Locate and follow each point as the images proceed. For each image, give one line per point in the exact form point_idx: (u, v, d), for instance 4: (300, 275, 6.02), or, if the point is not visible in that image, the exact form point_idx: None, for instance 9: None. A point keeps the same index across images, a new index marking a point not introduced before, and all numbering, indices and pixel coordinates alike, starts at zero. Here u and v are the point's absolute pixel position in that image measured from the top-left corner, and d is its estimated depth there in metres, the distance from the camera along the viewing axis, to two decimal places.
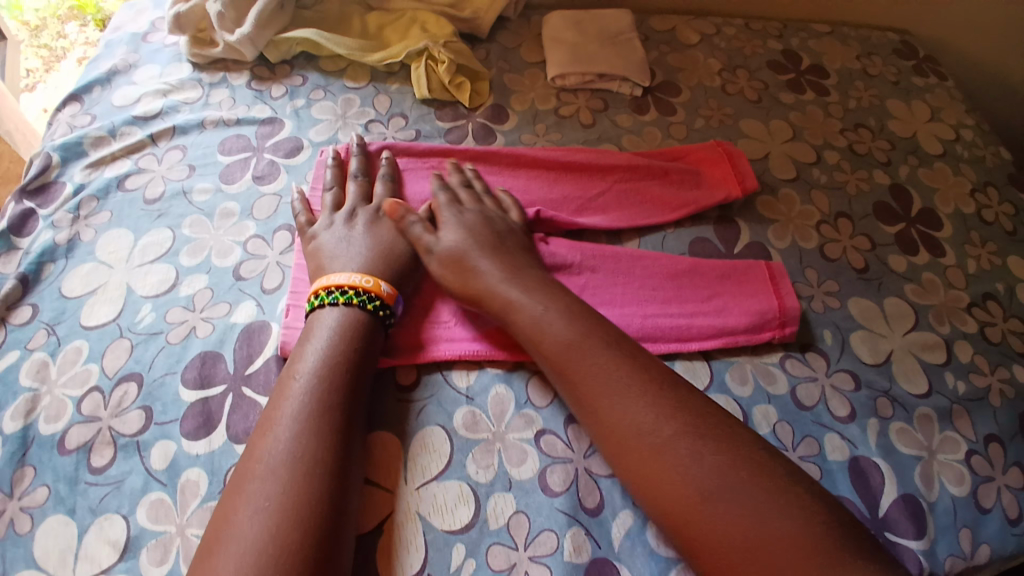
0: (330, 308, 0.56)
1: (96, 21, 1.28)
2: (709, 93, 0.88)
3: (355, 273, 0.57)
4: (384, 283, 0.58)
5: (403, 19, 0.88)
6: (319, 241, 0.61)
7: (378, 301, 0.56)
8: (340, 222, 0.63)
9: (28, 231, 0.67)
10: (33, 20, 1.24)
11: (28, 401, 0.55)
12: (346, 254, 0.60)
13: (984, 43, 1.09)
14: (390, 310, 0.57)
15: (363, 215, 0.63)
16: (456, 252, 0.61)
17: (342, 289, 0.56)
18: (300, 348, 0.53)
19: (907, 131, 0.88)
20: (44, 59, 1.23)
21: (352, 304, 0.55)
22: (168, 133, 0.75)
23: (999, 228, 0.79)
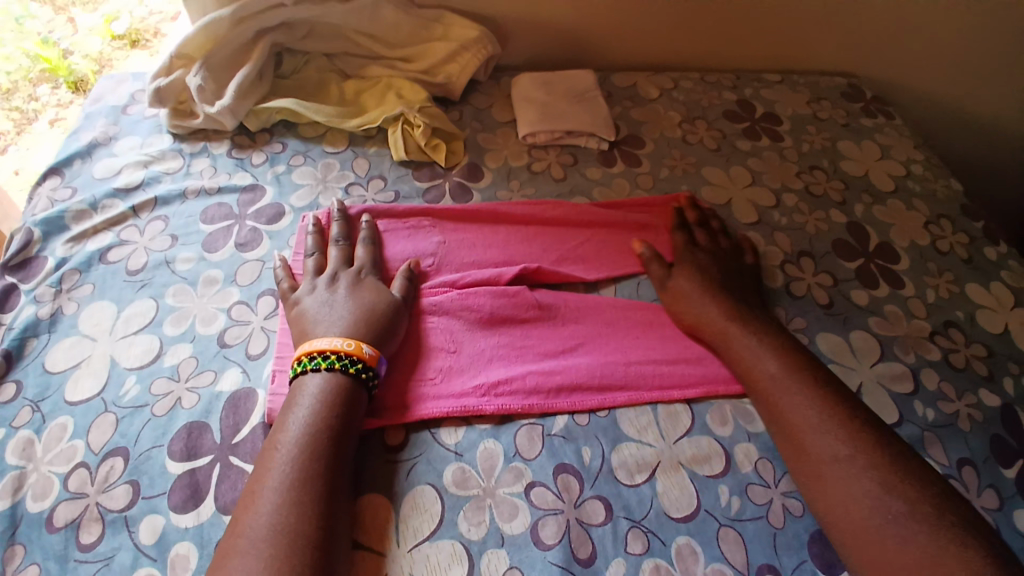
0: (313, 374, 0.56)
1: (70, 83, 1.20)
2: (672, 144, 0.94)
3: (337, 337, 0.58)
4: (367, 345, 0.59)
5: (378, 85, 0.93)
6: (303, 306, 0.63)
7: (360, 363, 0.57)
8: (323, 286, 0.64)
9: (10, 306, 0.67)
10: (4, 83, 1.15)
11: (15, 479, 0.55)
12: (329, 318, 0.61)
13: (925, 85, 1.17)
14: (373, 372, 0.58)
15: (345, 279, 0.65)
16: (680, 289, 0.71)
17: (324, 353, 0.57)
18: (283, 417, 0.54)
19: (860, 171, 0.94)
20: (16, 122, 1.16)
21: (335, 369, 0.56)
22: (150, 204, 0.77)
23: (956, 257, 0.83)
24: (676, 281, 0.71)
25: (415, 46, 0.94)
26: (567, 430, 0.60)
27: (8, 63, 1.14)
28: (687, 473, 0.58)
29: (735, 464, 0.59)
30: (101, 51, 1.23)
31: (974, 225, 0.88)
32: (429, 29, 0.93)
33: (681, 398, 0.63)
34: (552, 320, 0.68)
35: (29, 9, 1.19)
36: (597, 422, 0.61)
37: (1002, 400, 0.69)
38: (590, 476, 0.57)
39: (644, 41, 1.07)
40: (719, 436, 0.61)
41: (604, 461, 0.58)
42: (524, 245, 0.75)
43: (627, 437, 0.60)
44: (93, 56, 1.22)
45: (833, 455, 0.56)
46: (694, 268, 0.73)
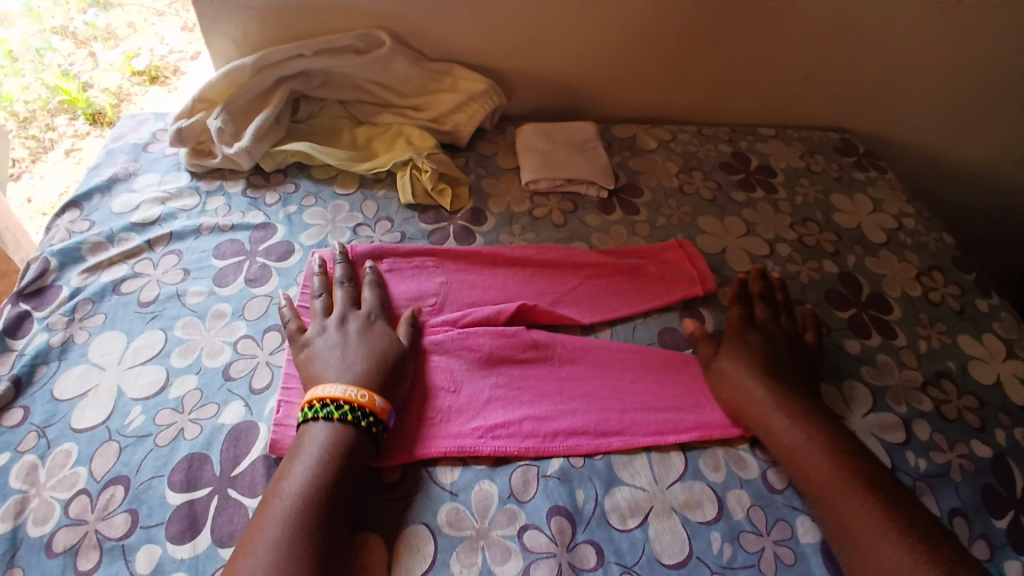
0: (323, 423, 0.57)
1: (87, 115, 1.30)
2: (669, 193, 0.97)
3: (351, 387, 0.59)
4: (379, 397, 0.59)
5: (388, 132, 0.97)
6: (312, 349, 0.64)
7: (372, 417, 0.58)
8: (332, 327, 0.66)
9: (23, 333, 0.69)
10: (23, 111, 1.24)
11: (16, 503, 0.55)
12: (333, 354, 0.63)
13: (918, 139, 1.22)
14: (382, 424, 0.58)
15: (354, 321, 0.67)
16: (727, 371, 0.69)
17: (336, 402, 0.58)
18: (286, 465, 0.55)
19: (853, 223, 0.97)
20: (32, 150, 1.25)
21: (346, 420, 0.57)
22: (165, 239, 0.80)
23: (948, 308, 0.85)
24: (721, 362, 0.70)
25: (425, 96, 0.99)
26: (563, 472, 0.61)
27: (29, 93, 1.24)
28: (679, 518, 0.59)
29: (726, 512, 0.59)
30: (120, 86, 1.32)
31: (964, 276, 0.90)
32: (439, 81, 0.99)
33: (676, 444, 0.64)
34: (549, 361, 0.69)
35: (51, 43, 1.26)
36: (593, 464, 0.62)
37: (993, 450, 0.70)
38: (582, 520, 0.57)
39: (643, 95, 1.12)
40: (711, 483, 0.62)
41: (597, 504, 0.59)
42: (521, 286, 0.77)
43: (620, 480, 0.61)
44: (111, 91, 1.31)
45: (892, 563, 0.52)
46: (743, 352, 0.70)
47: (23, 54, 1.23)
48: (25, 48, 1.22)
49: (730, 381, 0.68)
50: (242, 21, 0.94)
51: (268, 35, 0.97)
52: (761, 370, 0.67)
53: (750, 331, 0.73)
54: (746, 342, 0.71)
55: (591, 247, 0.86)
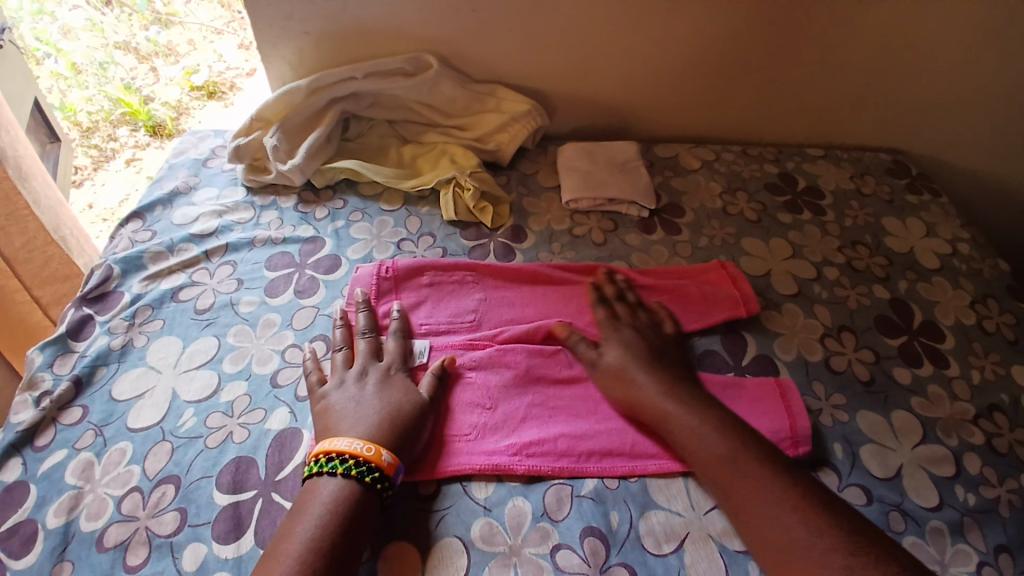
0: (328, 477, 0.56)
1: (147, 127, 1.39)
2: (711, 214, 0.96)
3: (357, 440, 0.57)
4: (386, 451, 0.57)
5: (434, 151, 1.00)
6: (329, 401, 0.63)
7: (377, 472, 0.55)
8: (352, 383, 0.64)
9: (85, 335, 0.74)
10: (86, 122, 1.38)
11: (71, 498, 0.59)
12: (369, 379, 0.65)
13: (976, 162, 1.16)
14: (388, 482, 0.56)
15: (373, 374, 0.65)
16: (615, 367, 0.67)
17: (342, 456, 0.56)
18: (289, 524, 0.53)
19: (904, 247, 0.94)
20: (94, 158, 1.37)
21: (350, 475, 0.55)
22: (221, 250, 0.84)
23: (1001, 338, 0.81)
24: (608, 359, 0.68)
25: (470, 116, 1.02)
26: (597, 492, 0.60)
27: (92, 104, 1.37)
28: (716, 546, 0.57)
29: None
30: (179, 100, 1.41)
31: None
32: (484, 102, 1.01)
33: None
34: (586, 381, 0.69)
35: (114, 57, 1.41)
36: (627, 486, 0.61)
37: None
38: (616, 542, 0.57)
39: (686, 116, 1.12)
40: None
41: (632, 527, 0.58)
42: (560, 305, 0.78)
43: (655, 504, 0.60)
44: (171, 104, 1.41)
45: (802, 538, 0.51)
46: (625, 346, 0.69)
47: (88, 67, 1.37)
48: (89, 61, 1.37)
49: (624, 376, 0.66)
50: (300, 45, 0.99)
51: (323, 58, 1.02)
52: (645, 364, 0.67)
53: (621, 327, 0.72)
54: (620, 338, 0.70)
55: (631, 267, 0.86)
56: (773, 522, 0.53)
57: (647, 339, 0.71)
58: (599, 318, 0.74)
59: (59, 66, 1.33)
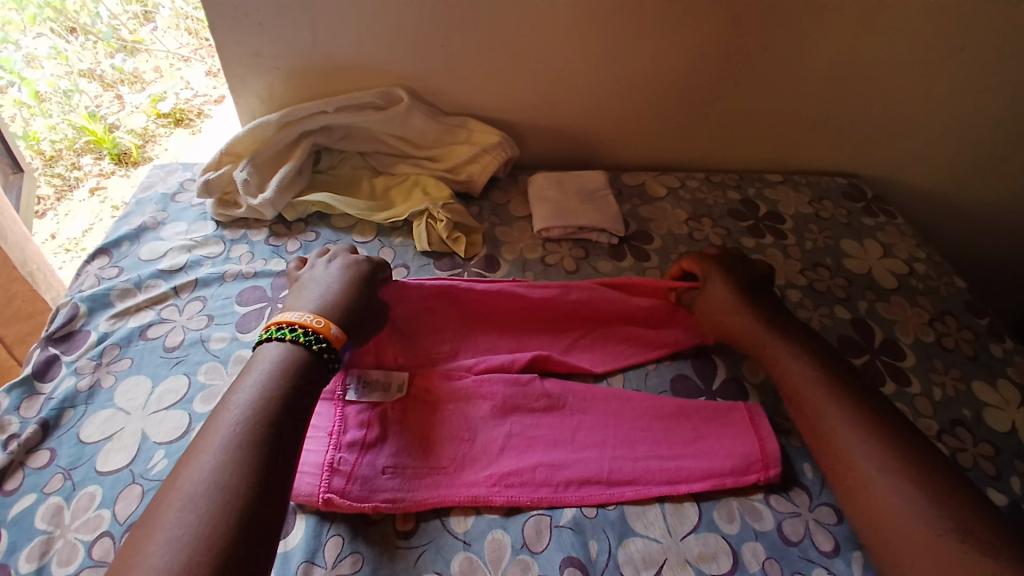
0: (275, 342, 0.62)
1: (112, 154, 1.38)
2: (679, 240, 0.99)
3: (308, 314, 0.65)
4: (335, 327, 0.65)
5: (406, 182, 1.01)
6: (301, 281, 0.74)
7: (324, 342, 0.63)
8: (320, 267, 0.75)
9: (51, 375, 0.72)
10: (50, 150, 1.38)
11: (42, 544, 0.57)
12: (324, 277, 0.72)
13: (929, 181, 1.23)
14: (334, 353, 0.63)
15: (339, 259, 0.75)
16: (717, 299, 0.78)
17: (295, 326, 0.64)
18: (239, 383, 0.58)
19: (863, 268, 0.98)
20: (58, 188, 1.37)
21: (297, 341, 0.62)
22: (191, 285, 0.83)
23: (961, 354, 0.86)
24: (712, 292, 0.79)
25: (442, 148, 1.03)
26: (576, 522, 0.61)
27: (57, 133, 1.36)
28: (694, 572, 0.58)
29: (742, 565, 0.59)
30: (145, 127, 1.40)
31: (978, 321, 0.91)
32: (455, 134, 1.03)
33: (689, 493, 0.64)
34: (562, 409, 0.70)
35: (78, 85, 1.38)
36: (605, 514, 0.62)
37: (1009, 498, 0.69)
38: (596, 572, 0.57)
39: (653, 144, 1.15)
40: (726, 534, 0.61)
41: (611, 556, 0.58)
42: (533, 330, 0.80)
43: (633, 531, 0.60)
44: (136, 132, 1.39)
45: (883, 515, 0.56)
46: (732, 282, 0.79)
47: (51, 95, 1.36)
48: (53, 89, 1.35)
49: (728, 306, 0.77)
50: (270, 80, 1.00)
51: (293, 91, 1.02)
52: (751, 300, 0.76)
53: (727, 263, 0.82)
54: (726, 273, 0.80)
55: None
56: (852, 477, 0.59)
57: (750, 281, 0.80)
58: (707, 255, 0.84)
59: (22, 94, 1.33)
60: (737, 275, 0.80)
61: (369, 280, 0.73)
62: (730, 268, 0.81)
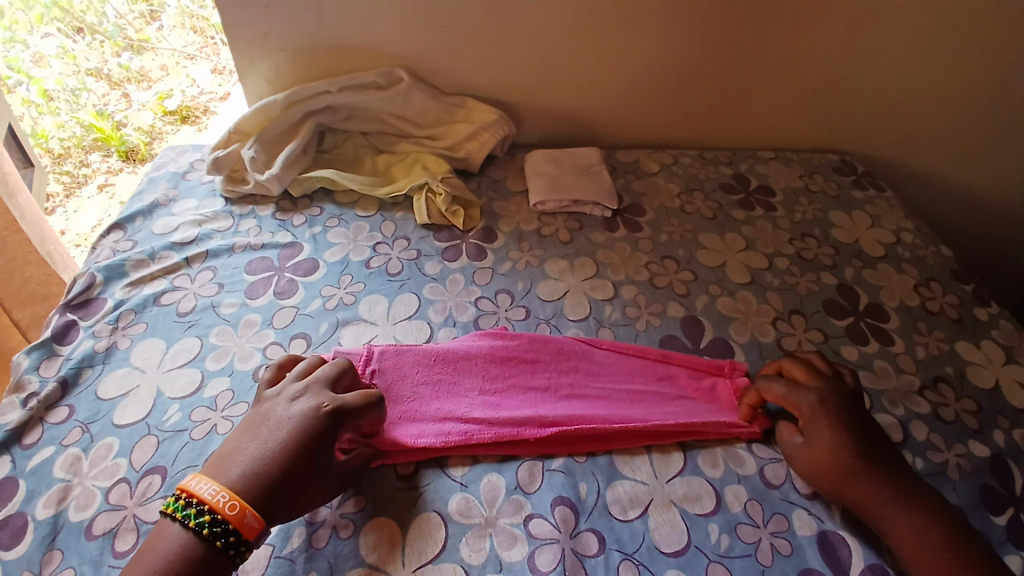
0: (178, 523, 0.51)
1: (120, 152, 1.43)
2: (671, 213, 1.02)
3: (221, 491, 0.51)
4: (251, 512, 0.51)
5: (407, 159, 1.05)
6: (259, 411, 0.59)
7: (230, 536, 0.50)
8: (280, 403, 0.59)
9: (69, 339, 0.76)
10: (57, 149, 1.38)
11: (60, 490, 0.61)
12: (271, 429, 0.56)
13: (921, 157, 1.25)
14: (244, 547, 0.51)
15: (308, 397, 0.59)
16: (811, 449, 0.63)
17: (202, 505, 0.51)
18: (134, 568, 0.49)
19: (851, 238, 1.01)
20: (66, 185, 1.40)
21: (198, 531, 0.50)
22: (202, 256, 0.87)
23: (946, 317, 0.88)
24: (809, 438, 0.63)
25: (441, 127, 1.07)
26: (567, 466, 0.64)
27: (64, 131, 1.38)
28: (678, 511, 0.61)
29: (725, 506, 0.62)
30: (152, 124, 1.45)
31: (963, 287, 0.93)
32: (453, 113, 1.06)
33: (674, 443, 0.67)
34: (561, 387, 0.71)
35: (85, 84, 1.42)
36: (595, 459, 0.65)
37: (990, 450, 0.72)
38: (585, 510, 0.60)
39: (646, 123, 1.18)
40: (710, 478, 0.64)
41: (599, 496, 0.62)
42: (537, 377, 0.72)
43: (621, 475, 0.64)
44: (144, 129, 1.44)
45: (910, 527, 0.57)
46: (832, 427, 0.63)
47: (60, 93, 1.37)
48: (62, 88, 1.37)
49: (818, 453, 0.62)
50: (276, 61, 1.04)
51: (298, 73, 1.06)
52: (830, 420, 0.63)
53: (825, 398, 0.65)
54: (827, 418, 0.63)
55: (596, 262, 0.91)
56: (874, 496, 0.59)
57: (853, 415, 0.64)
58: (806, 397, 0.65)
59: (31, 93, 1.32)
60: (840, 409, 0.64)
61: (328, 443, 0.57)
62: (832, 407, 0.64)
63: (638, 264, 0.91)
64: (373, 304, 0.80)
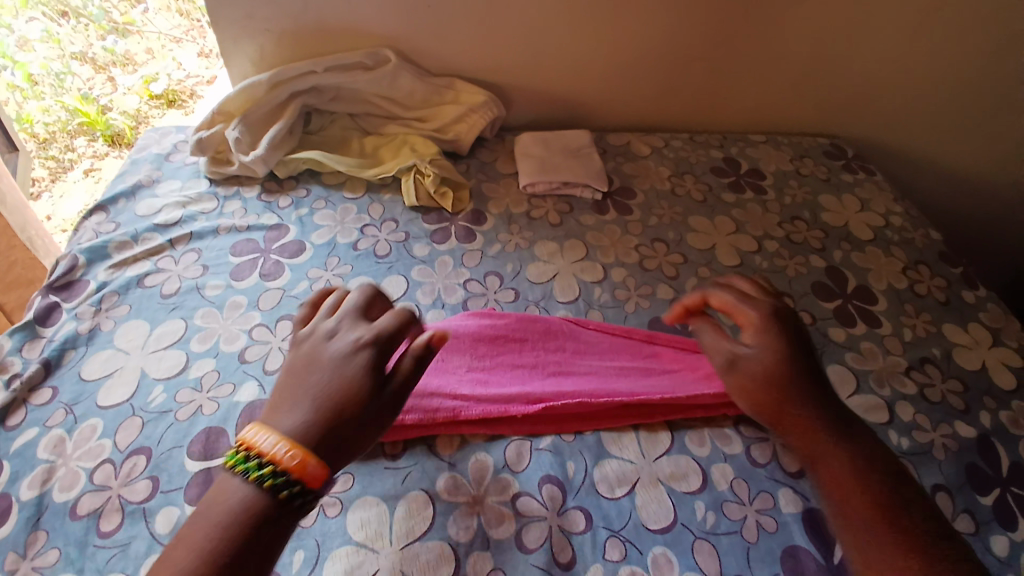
0: (240, 478, 0.44)
1: (105, 136, 1.40)
2: (661, 195, 1.02)
3: (282, 440, 0.44)
4: (314, 460, 0.45)
5: (395, 140, 1.03)
6: (296, 353, 0.52)
7: (296, 487, 0.44)
8: (318, 341, 0.52)
9: (52, 321, 0.75)
10: (42, 133, 1.36)
11: (44, 471, 0.60)
12: (316, 368, 0.49)
13: (910, 140, 1.25)
14: (309, 497, 0.44)
15: (347, 334, 0.52)
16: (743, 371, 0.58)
17: (263, 457, 0.44)
18: (187, 530, 0.42)
19: (840, 221, 1.01)
20: (52, 170, 1.38)
21: (263, 486, 0.43)
22: (186, 238, 0.85)
23: (933, 300, 0.89)
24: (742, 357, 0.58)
25: (429, 109, 1.06)
26: (555, 445, 0.64)
27: (48, 115, 1.35)
28: (665, 489, 0.61)
29: (711, 484, 0.62)
30: (138, 109, 1.42)
31: (951, 270, 0.94)
32: (442, 95, 1.05)
33: (661, 422, 0.67)
34: (548, 365, 0.71)
35: (70, 67, 1.40)
36: (583, 439, 0.65)
37: (976, 431, 0.73)
38: (572, 488, 0.61)
39: (637, 106, 1.17)
40: (697, 457, 0.65)
41: (587, 474, 0.62)
42: (525, 355, 0.72)
43: (608, 453, 0.64)
44: (130, 113, 1.41)
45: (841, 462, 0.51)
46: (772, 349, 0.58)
47: (43, 78, 1.36)
48: (46, 72, 1.36)
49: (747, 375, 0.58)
50: (260, 41, 1.02)
51: (283, 53, 1.04)
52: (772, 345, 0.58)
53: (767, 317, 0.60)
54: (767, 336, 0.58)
55: (585, 244, 0.90)
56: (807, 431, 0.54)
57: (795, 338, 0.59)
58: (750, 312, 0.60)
59: (15, 77, 1.31)
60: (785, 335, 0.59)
61: (384, 372, 0.50)
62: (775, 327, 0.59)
63: (627, 246, 0.91)
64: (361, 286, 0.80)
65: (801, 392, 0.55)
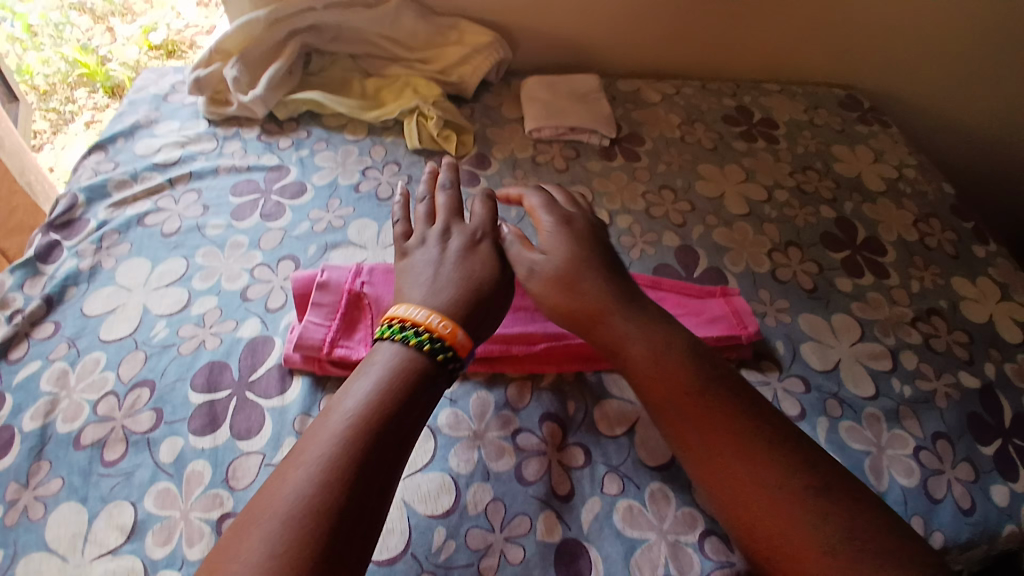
0: (392, 342, 0.53)
1: (105, 88, 1.36)
2: (670, 143, 0.99)
3: (434, 314, 0.54)
4: (460, 331, 0.55)
5: (397, 82, 1.00)
6: (410, 260, 0.62)
7: (449, 351, 0.53)
8: (432, 242, 0.63)
9: (53, 259, 0.74)
10: (43, 85, 1.35)
11: (47, 403, 0.61)
12: (442, 263, 0.60)
13: (929, 92, 1.20)
14: (459, 362, 0.54)
15: (456, 235, 0.64)
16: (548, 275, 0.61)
17: (417, 326, 0.53)
18: (350, 382, 0.50)
19: (852, 172, 0.98)
20: (53, 122, 1.35)
21: (420, 348, 0.52)
22: (185, 178, 0.84)
23: (943, 253, 0.87)
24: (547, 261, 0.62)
25: (431, 50, 1.02)
26: (556, 386, 0.64)
27: (48, 66, 1.34)
28: None
29: None
30: (137, 59, 1.36)
31: (963, 224, 0.92)
32: (446, 35, 1.01)
33: None
34: None
35: (69, 18, 1.39)
36: (584, 380, 0.65)
37: (979, 382, 0.72)
38: (572, 426, 0.61)
39: (648, 52, 1.13)
40: None
41: (587, 414, 0.62)
42: None
43: (609, 395, 0.64)
44: (129, 65, 1.36)
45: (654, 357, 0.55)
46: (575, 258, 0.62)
47: (43, 29, 1.35)
48: (45, 22, 1.35)
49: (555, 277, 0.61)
50: None
51: None
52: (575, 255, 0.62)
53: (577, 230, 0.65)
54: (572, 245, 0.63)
55: (591, 191, 0.89)
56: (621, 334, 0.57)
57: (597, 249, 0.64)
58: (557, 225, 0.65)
59: (15, 28, 1.31)
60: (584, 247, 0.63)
61: (501, 256, 0.63)
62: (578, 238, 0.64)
63: (634, 193, 0.89)
64: (362, 229, 0.79)
65: (616, 298, 0.59)
